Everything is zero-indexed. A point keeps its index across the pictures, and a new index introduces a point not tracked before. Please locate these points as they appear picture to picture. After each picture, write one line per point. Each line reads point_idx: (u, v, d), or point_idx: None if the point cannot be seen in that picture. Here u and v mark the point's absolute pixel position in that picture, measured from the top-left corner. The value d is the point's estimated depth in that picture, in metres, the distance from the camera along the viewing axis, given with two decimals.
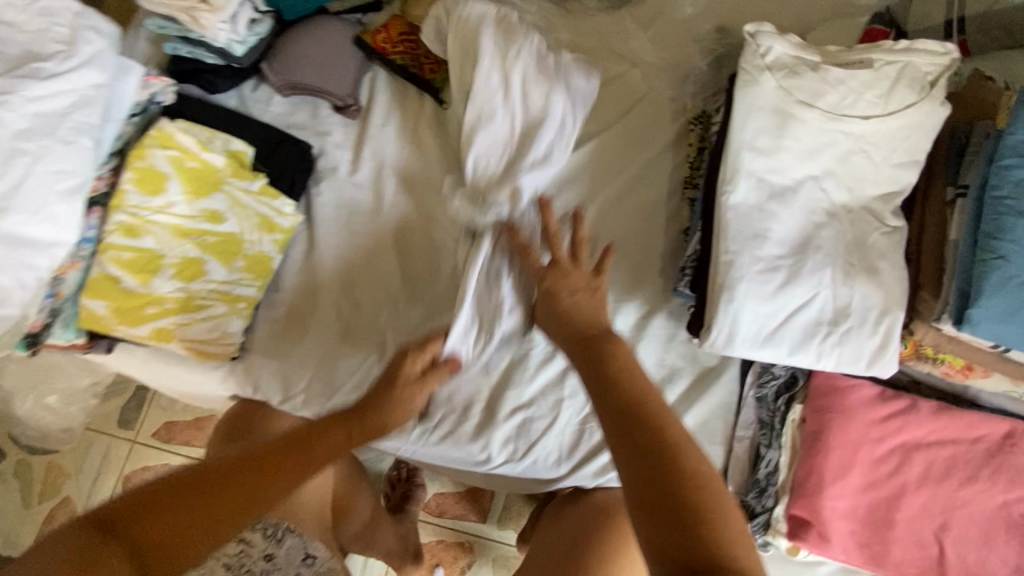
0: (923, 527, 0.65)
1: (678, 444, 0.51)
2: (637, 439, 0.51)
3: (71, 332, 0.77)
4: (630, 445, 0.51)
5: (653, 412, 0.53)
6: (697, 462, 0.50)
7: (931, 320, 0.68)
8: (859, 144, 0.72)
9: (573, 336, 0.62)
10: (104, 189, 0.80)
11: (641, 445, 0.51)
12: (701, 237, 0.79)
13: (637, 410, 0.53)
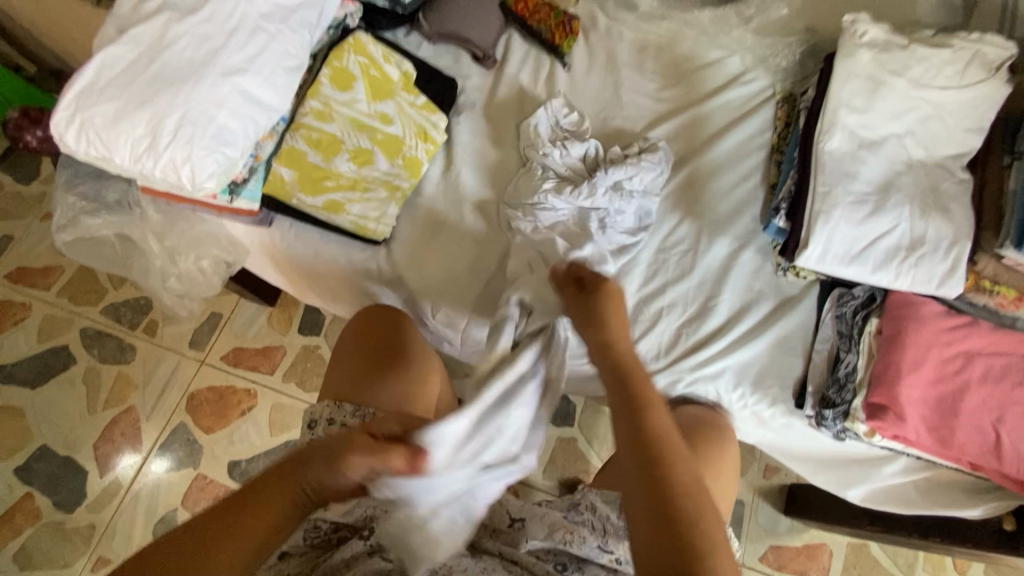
0: (982, 418, 0.77)
1: (681, 573, 0.55)
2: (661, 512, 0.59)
3: (255, 196, 0.91)
4: (657, 520, 0.59)
5: (683, 521, 0.58)
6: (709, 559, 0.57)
7: (993, 251, 0.82)
8: (936, 111, 0.88)
9: (639, 414, 0.64)
10: (303, 84, 0.95)
11: (665, 521, 0.59)
12: (795, 179, 0.94)
13: (669, 526, 0.58)
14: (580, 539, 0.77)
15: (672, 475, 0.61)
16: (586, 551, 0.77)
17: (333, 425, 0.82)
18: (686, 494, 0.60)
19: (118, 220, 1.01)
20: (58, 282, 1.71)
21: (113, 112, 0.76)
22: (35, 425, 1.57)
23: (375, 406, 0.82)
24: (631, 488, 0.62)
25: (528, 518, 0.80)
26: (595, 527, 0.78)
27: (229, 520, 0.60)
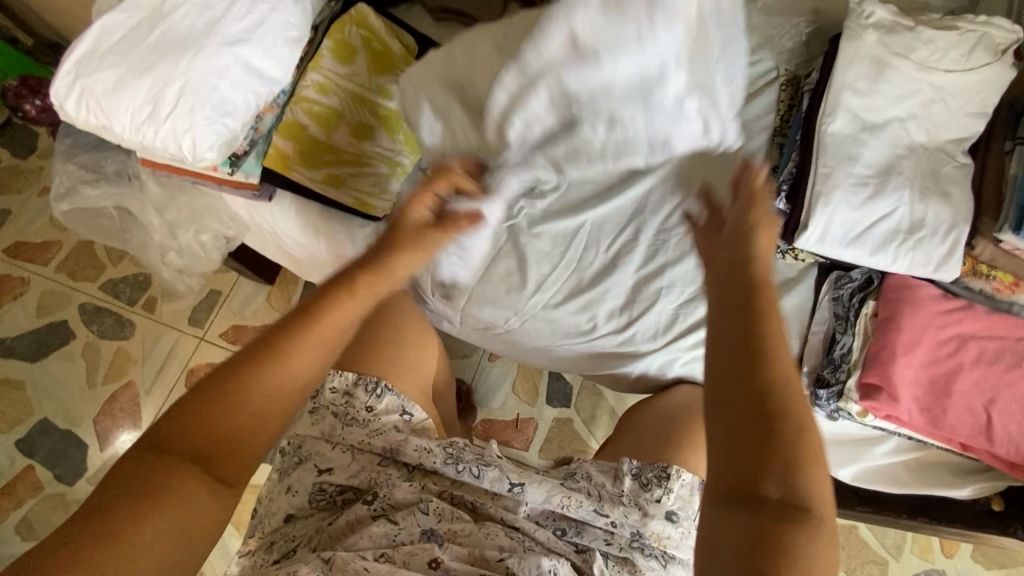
0: (974, 399, 0.78)
1: (753, 503, 0.45)
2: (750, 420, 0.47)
3: (254, 169, 0.91)
4: (751, 439, 0.47)
5: (773, 418, 0.47)
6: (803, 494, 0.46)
7: (991, 236, 0.82)
8: (940, 94, 0.88)
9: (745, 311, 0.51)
10: (303, 56, 0.94)
11: (755, 445, 0.46)
12: (797, 161, 0.93)
13: (753, 447, 0.46)
14: (574, 505, 0.78)
15: (781, 391, 0.47)
16: (582, 517, 0.78)
17: (335, 395, 0.82)
18: (774, 393, 0.47)
19: (118, 193, 1.01)
20: (56, 257, 1.70)
21: (113, 79, 0.75)
22: (35, 397, 1.59)
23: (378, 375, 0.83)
24: (722, 387, 0.49)
25: (527, 484, 0.79)
26: (590, 493, 0.79)
27: (218, 419, 0.53)
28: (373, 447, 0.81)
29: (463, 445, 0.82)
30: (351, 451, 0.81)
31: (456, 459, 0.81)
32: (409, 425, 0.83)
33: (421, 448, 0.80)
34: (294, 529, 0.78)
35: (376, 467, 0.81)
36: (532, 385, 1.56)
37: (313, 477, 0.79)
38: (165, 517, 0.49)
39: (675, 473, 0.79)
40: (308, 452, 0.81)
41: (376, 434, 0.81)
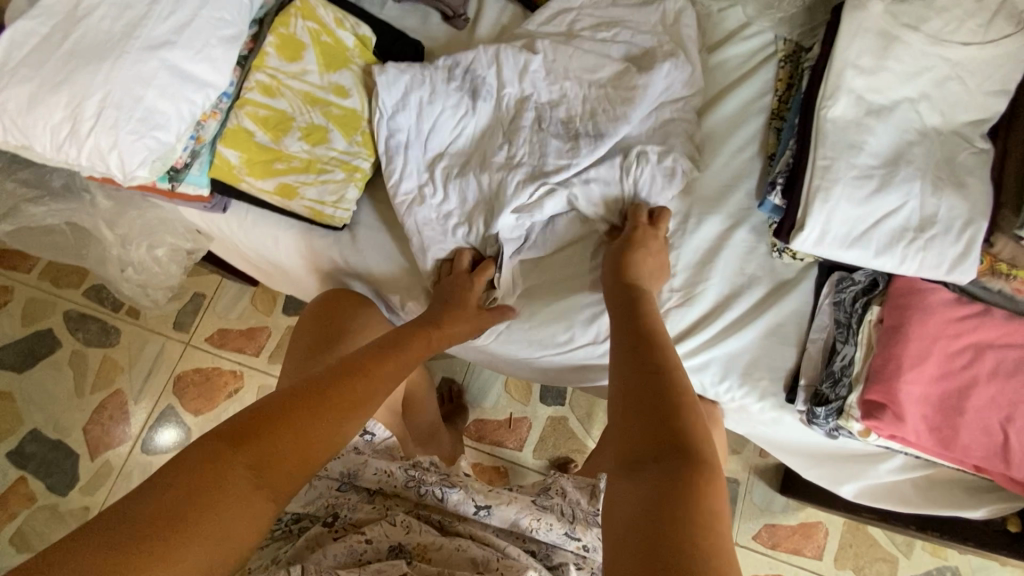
0: (989, 416, 0.71)
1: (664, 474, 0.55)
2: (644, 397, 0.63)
3: (201, 182, 0.84)
4: (639, 407, 0.62)
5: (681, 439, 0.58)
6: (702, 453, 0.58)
7: (1011, 232, 0.73)
8: (956, 71, 0.78)
9: (662, 422, 0.60)
10: (246, 54, 0.86)
11: (646, 411, 0.61)
12: (794, 151, 0.84)
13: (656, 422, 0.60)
14: (545, 527, 0.74)
15: (672, 381, 0.64)
16: (553, 539, 0.74)
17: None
18: (671, 391, 0.62)
19: (66, 208, 0.95)
20: (37, 265, 1.67)
21: (27, 94, 0.68)
22: (25, 408, 1.57)
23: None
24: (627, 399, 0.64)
25: (495, 506, 0.75)
26: (563, 513, 0.76)
27: (264, 456, 0.56)
28: (332, 472, 0.78)
29: (427, 466, 0.79)
30: (309, 477, 0.78)
31: (418, 480, 0.76)
32: (370, 446, 0.80)
33: (380, 471, 0.77)
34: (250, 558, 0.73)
35: (334, 493, 0.77)
36: (524, 384, 1.51)
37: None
38: (215, 524, 0.51)
39: None
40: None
41: (334, 458, 0.78)
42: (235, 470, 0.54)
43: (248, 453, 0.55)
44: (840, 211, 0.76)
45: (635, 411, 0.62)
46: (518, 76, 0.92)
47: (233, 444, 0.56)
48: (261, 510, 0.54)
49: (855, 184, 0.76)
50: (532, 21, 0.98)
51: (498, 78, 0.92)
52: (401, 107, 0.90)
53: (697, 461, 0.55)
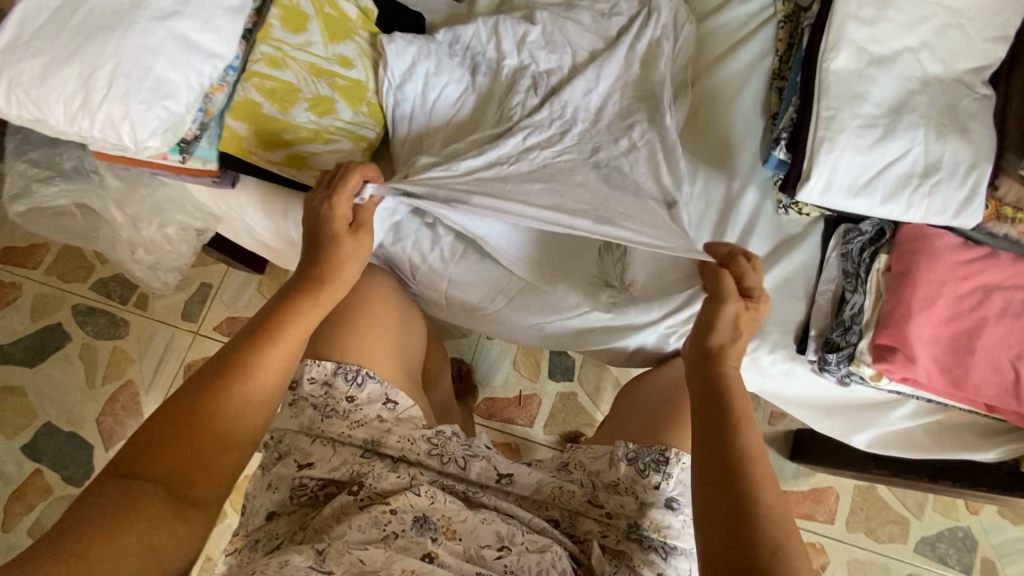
0: (1000, 355, 0.71)
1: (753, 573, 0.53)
2: (728, 478, 0.58)
3: (210, 154, 0.85)
4: (725, 483, 0.58)
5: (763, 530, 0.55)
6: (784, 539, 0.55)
7: (1016, 173, 0.74)
8: (955, 18, 0.79)
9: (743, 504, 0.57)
10: (250, 27, 0.86)
11: (732, 492, 0.57)
12: (797, 106, 0.85)
13: (737, 504, 0.57)
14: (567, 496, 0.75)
15: (746, 449, 0.60)
16: (574, 506, 0.77)
17: (314, 387, 0.77)
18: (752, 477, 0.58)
19: (77, 190, 0.96)
20: (44, 260, 1.68)
21: (40, 67, 0.70)
22: (37, 401, 1.58)
23: (358, 363, 0.78)
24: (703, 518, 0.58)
25: (516, 475, 0.77)
26: (583, 484, 0.77)
27: (168, 449, 0.57)
28: (354, 440, 0.77)
29: (449, 435, 0.78)
30: (333, 445, 0.77)
31: (441, 450, 0.77)
32: (393, 414, 0.78)
33: (404, 437, 0.77)
34: (276, 527, 0.74)
35: (358, 459, 0.76)
36: (533, 361, 1.51)
37: (293, 472, 0.75)
38: (139, 527, 0.54)
39: (673, 457, 0.75)
40: (288, 447, 0.77)
41: (358, 425, 0.77)
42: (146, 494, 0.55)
43: (154, 468, 0.56)
44: (843, 160, 0.77)
45: (715, 488, 0.58)
46: (518, 47, 0.93)
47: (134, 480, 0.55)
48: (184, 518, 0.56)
49: (859, 133, 0.77)
50: None
51: (498, 49, 0.93)
52: (408, 77, 0.90)
53: (783, 565, 0.53)
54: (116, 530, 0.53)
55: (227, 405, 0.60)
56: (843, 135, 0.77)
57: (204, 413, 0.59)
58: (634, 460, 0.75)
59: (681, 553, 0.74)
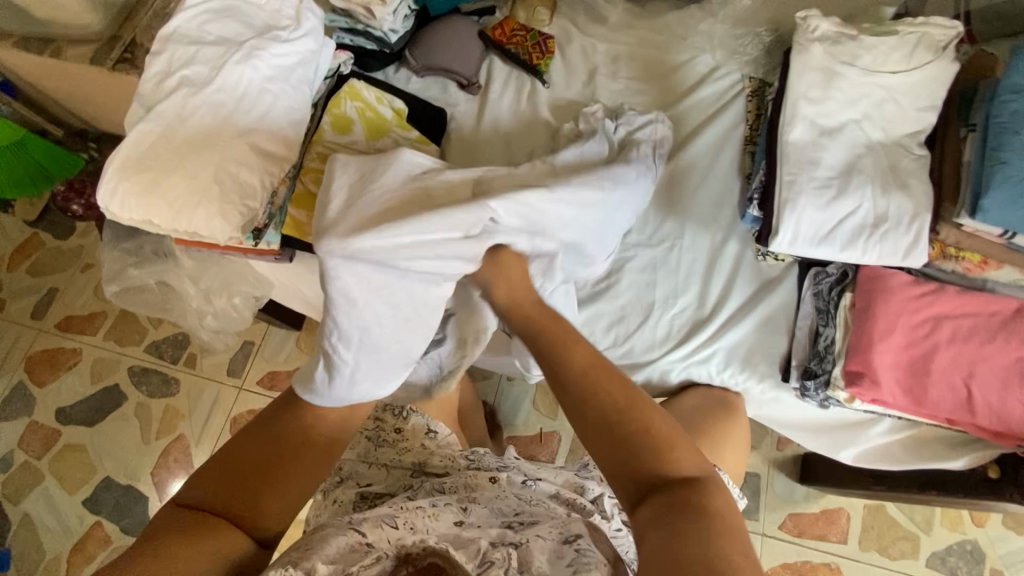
0: (953, 375, 0.84)
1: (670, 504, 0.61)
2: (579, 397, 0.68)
3: (276, 238, 1.01)
4: (588, 412, 0.67)
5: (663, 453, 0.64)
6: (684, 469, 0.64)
7: (952, 221, 0.88)
8: (889, 94, 0.95)
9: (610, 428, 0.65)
10: (307, 132, 1.05)
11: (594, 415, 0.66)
12: (765, 171, 1.00)
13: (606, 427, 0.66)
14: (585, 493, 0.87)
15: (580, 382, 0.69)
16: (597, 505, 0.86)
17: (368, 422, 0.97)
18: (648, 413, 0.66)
19: (159, 269, 1.14)
20: (102, 326, 1.85)
21: (148, 180, 0.87)
22: (97, 457, 1.72)
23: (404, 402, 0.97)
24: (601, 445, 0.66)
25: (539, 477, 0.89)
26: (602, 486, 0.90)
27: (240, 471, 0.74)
28: (405, 462, 0.91)
29: (483, 453, 0.92)
30: (386, 467, 0.90)
31: (476, 461, 0.89)
32: (436, 442, 0.93)
33: (446, 457, 0.91)
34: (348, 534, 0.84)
35: (408, 479, 0.89)
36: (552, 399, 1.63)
37: (355, 490, 0.87)
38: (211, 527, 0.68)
39: None
40: (350, 473, 0.90)
41: (407, 451, 0.92)
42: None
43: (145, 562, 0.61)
44: (805, 216, 0.91)
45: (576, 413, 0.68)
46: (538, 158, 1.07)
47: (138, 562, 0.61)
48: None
49: (816, 193, 0.92)
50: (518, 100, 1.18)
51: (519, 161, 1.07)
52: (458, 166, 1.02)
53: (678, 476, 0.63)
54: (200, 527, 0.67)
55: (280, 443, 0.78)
56: (803, 195, 0.92)
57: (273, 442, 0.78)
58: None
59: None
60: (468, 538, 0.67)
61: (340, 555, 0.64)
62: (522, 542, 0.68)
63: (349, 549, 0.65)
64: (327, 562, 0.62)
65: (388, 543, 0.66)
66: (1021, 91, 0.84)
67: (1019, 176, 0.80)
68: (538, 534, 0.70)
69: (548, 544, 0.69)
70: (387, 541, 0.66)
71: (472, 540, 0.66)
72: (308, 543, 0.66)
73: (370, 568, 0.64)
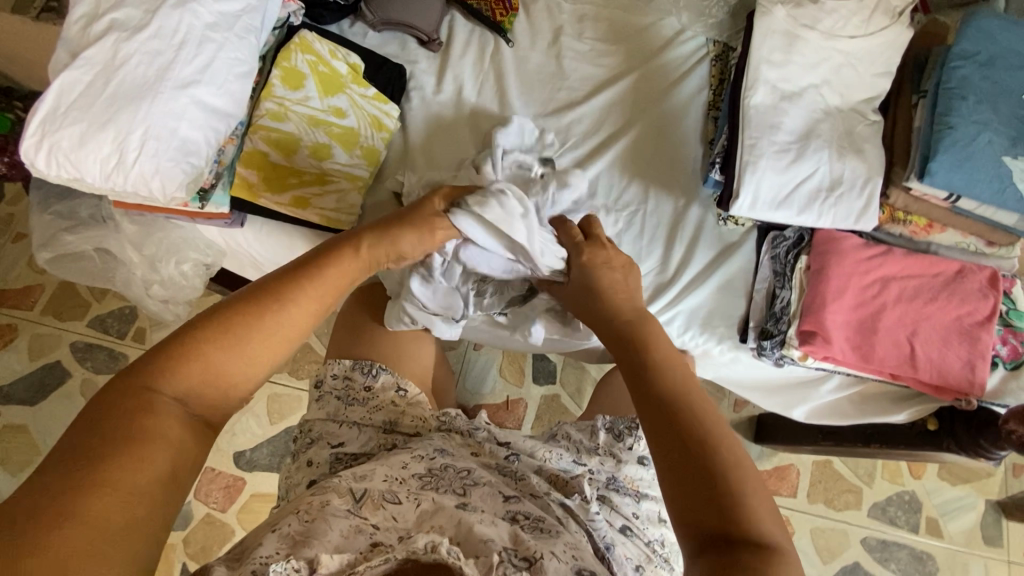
0: (897, 333, 0.88)
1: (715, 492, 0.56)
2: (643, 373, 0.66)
3: (224, 200, 0.96)
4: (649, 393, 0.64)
5: (701, 439, 0.60)
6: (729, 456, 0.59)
7: (902, 185, 0.90)
8: (847, 59, 0.96)
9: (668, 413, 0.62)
10: (255, 86, 0.99)
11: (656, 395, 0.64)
12: (727, 134, 1.00)
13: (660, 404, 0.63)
14: (556, 457, 0.89)
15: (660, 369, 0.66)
16: (563, 464, 0.88)
17: (336, 381, 0.94)
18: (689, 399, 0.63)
19: (96, 234, 1.06)
20: (40, 301, 1.67)
21: (78, 133, 0.80)
22: (40, 438, 1.59)
23: (370, 360, 0.96)
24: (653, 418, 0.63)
25: (514, 442, 0.89)
26: (569, 448, 0.92)
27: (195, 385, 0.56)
28: (375, 420, 0.89)
29: (454, 415, 0.91)
30: (357, 426, 0.88)
31: (449, 424, 0.90)
32: (406, 399, 0.93)
33: (418, 418, 0.91)
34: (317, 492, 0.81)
35: (383, 435, 0.88)
36: (518, 368, 1.64)
37: (327, 450, 0.85)
38: (153, 457, 0.51)
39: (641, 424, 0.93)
40: (319, 433, 0.88)
41: (377, 410, 0.91)
42: (161, 414, 0.53)
43: (196, 368, 0.56)
44: (764, 179, 0.92)
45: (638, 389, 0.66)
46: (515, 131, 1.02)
47: (184, 354, 0.56)
48: (199, 441, 0.55)
49: (777, 156, 0.93)
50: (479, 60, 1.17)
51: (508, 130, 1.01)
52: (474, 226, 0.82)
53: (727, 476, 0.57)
54: (115, 475, 0.48)
55: (230, 341, 0.58)
56: (765, 159, 0.93)
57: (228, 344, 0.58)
58: (611, 428, 0.93)
59: (649, 498, 0.90)
60: (480, 535, 0.62)
61: (345, 542, 0.61)
62: (537, 558, 0.61)
63: (354, 534, 0.62)
64: (334, 550, 0.60)
65: (402, 547, 0.57)
66: (968, 59, 0.87)
67: (963, 141, 0.84)
68: (552, 550, 0.64)
69: (564, 568, 0.62)
70: (393, 532, 0.64)
71: (484, 546, 0.61)
72: (310, 525, 0.63)
73: (377, 568, 0.56)
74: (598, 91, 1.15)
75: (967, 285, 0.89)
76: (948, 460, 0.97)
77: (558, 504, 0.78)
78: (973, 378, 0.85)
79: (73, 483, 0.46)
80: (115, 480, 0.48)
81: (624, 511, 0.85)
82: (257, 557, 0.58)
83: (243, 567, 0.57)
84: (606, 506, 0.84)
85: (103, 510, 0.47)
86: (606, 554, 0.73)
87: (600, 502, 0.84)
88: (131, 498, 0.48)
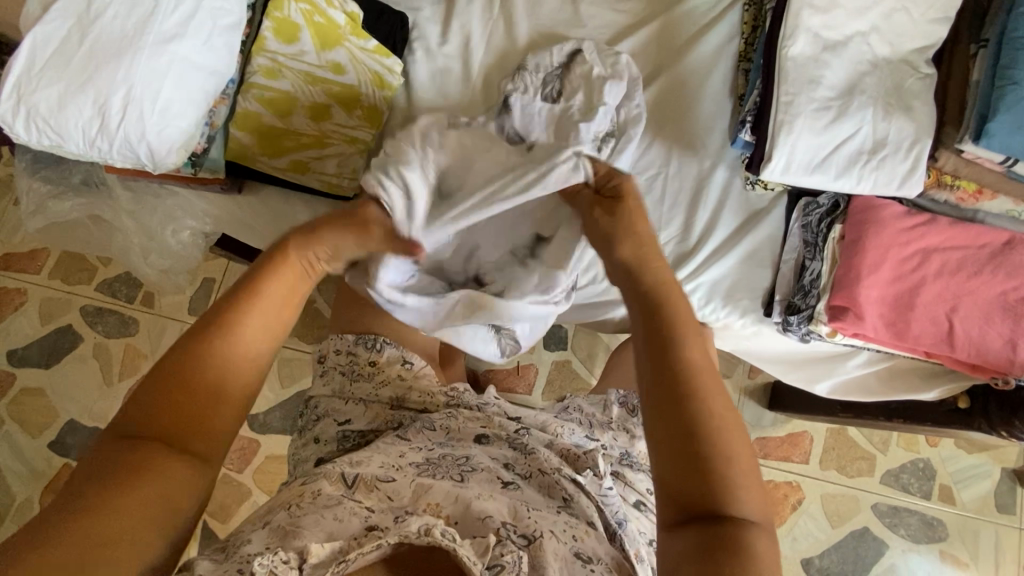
0: (936, 310, 0.83)
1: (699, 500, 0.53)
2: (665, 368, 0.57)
3: (219, 163, 0.91)
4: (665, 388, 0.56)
5: (710, 446, 0.54)
6: (735, 471, 0.54)
7: (953, 146, 0.82)
8: (901, 3, 0.85)
9: (672, 412, 0.55)
10: (247, 39, 0.91)
11: (673, 389, 0.56)
12: (760, 90, 0.91)
13: (670, 400, 0.56)
14: (569, 432, 0.85)
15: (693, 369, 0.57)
16: (576, 439, 0.85)
17: (340, 357, 0.91)
18: (703, 395, 0.56)
19: (94, 198, 1.02)
20: (46, 264, 1.62)
21: (56, 95, 0.74)
22: (57, 400, 1.56)
23: (375, 333, 0.91)
24: (654, 411, 0.56)
25: (524, 418, 0.86)
26: (581, 423, 0.89)
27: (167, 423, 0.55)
28: (383, 396, 0.87)
29: (463, 390, 0.88)
30: (364, 402, 0.86)
31: (458, 400, 0.86)
32: (412, 372, 0.89)
33: (425, 394, 0.87)
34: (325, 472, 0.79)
35: (390, 412, 0.85)
36: None
37: (334, 428, 0.84)
38: (148, 492, 0.52)
39: None
40: (324, 410, 0.87)
41: (384, 385, 0.88)
42: (154, 464, 0.53)
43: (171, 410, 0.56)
44: (796, 138, 0.84)
45: (655, 380, 0.57)
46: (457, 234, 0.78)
47: (161, 398, 0.56)
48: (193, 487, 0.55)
49: (817, 113, 0.85)
50: (490, 6, 1.07)
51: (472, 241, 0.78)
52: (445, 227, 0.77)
53: (728, 492, 0.53)
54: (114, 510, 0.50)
55: (184, 390, 0.56)
56: (801, 117, 0.84)
57: (200, 391, 0.57)
58: (625, 403, 0.91)
59: None
60: (476, 513, 0.60)
61: (338, 528, 0.58)
62: (536, 537, 0.59)
63: (349, 517, 0.60)
64: (324, 539, 0.57)
65: (395, 531, 0.53)
66: None
67: None
68: (552, 529, 0.62)
69: (562, 550, 0.60)
70: (389, 515, 0.60)
71: (480, 524, 0.59)
72: (302, 515, 0.60)
73: (369, 553, 0.53)
74: (617, 40, 1.05)
75: (1015, 257, 0.82)
76: (971, 438, 0.94)
77: (569, 480, 0.73)
78: (1014, 356, 0.80)
79: (70, 516, 0.48)
80: (110, 519, 0.49)
81: (638, 487, 0.82)
82: (244, 556, 0.55)
83: (229, 564, 0.55)
84: (621, 482, 0.81)
85: (108, 537, 0.49)
86: (619, 530, 0.71)
87: (613, 478, 0.81)
88: (124, 532, 0.50)
